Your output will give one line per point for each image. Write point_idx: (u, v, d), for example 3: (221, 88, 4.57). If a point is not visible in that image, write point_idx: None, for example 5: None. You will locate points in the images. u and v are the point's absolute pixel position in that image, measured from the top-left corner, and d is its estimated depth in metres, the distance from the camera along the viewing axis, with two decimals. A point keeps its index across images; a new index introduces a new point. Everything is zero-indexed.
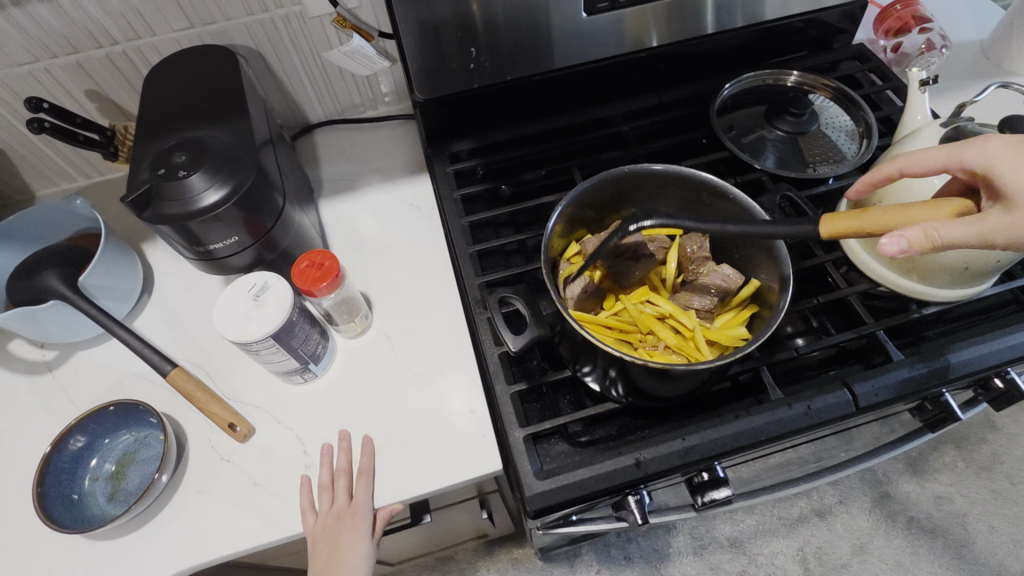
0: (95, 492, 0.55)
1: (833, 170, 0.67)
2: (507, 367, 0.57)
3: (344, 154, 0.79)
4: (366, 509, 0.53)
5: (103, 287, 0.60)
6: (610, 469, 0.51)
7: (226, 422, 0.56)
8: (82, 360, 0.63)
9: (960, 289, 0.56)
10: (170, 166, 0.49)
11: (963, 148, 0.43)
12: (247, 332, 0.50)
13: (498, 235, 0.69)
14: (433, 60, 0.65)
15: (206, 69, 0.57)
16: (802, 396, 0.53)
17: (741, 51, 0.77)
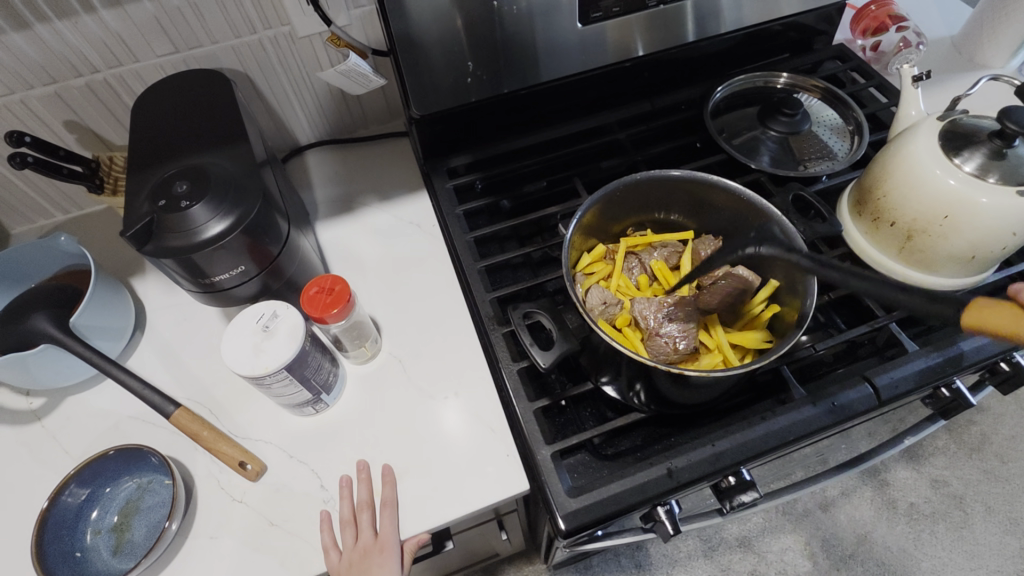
0: (98, 546, 0.51)
1: (829, 167, 0.68)
2: (527, 384, 0.56)
3: (337, 174, 0.77)
4: (393, 543, 0.50)
5: (95, 327, 0.57)
6: (644, 480, 0.50)
7: (237, 461, 0.53)
8: (73, 405, 0.60)
9: (966, 278, 0.57)
10: (171, 197, 0.47)
11: None
12: (260, 365, 0.48)
13: (503, 249, 0.68)
14: (430, 76, 0.64)
15: (198, 94, 0.55)
16: (824, 393, 0.53)
17: (728, 55, 0.78)
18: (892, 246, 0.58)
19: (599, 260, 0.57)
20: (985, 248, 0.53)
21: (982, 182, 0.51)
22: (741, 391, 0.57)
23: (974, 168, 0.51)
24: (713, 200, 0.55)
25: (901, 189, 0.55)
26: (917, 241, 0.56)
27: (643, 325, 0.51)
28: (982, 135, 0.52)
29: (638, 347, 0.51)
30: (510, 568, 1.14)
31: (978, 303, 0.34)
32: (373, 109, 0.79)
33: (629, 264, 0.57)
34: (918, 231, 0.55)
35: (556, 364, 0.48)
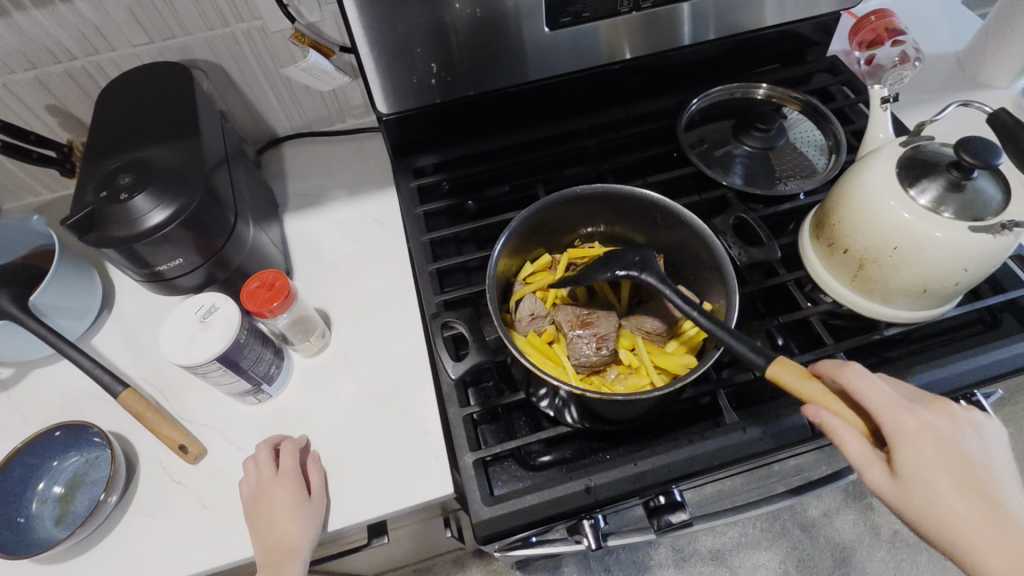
0: (43, 515, 0.55)
1: (800, 186, 0.65)
2: (461, 390, 0.56)
3: (312, 167, 0.78)
4: (287, 470, 0.52)
5: (56, 305, 0.59)
6: (561, 493, 0.50)
7: (177, 444, 0.55)
8: (38, 377, 0.63)
9: (920, 311, 0.55)
10: (114, 188, 0.49)
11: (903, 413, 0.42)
12: (193, 356, 0.50)
13: (460, 251, 0.68)
14: (394, 76, 0.64)
15: (157, 86, 0.57)
16: (756, 420, 0.53)
17: (712, 63, 0.76)
18: (847, 273, 0.56)
19: (542, 270, 0.57)
20: (937, 282, 0.51)
21: (936, 215, 0.49)
22: (677, 410, 0.56)
23: (929, 200, 0.49)
24: (659, 218, 0.53)
25: (854, 216, 0.53)
26: (869, 271, 0.54)
27: (570, 342, 0.51)
28: (942, 164, 0.49)
29: (565, 363, 0.51)
30: (478, 560, 1.15)
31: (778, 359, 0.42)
32: (351, 104, 0.80)
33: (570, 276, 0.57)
34: (869, 260, 0.53)
35: (467, 375, 0.48)
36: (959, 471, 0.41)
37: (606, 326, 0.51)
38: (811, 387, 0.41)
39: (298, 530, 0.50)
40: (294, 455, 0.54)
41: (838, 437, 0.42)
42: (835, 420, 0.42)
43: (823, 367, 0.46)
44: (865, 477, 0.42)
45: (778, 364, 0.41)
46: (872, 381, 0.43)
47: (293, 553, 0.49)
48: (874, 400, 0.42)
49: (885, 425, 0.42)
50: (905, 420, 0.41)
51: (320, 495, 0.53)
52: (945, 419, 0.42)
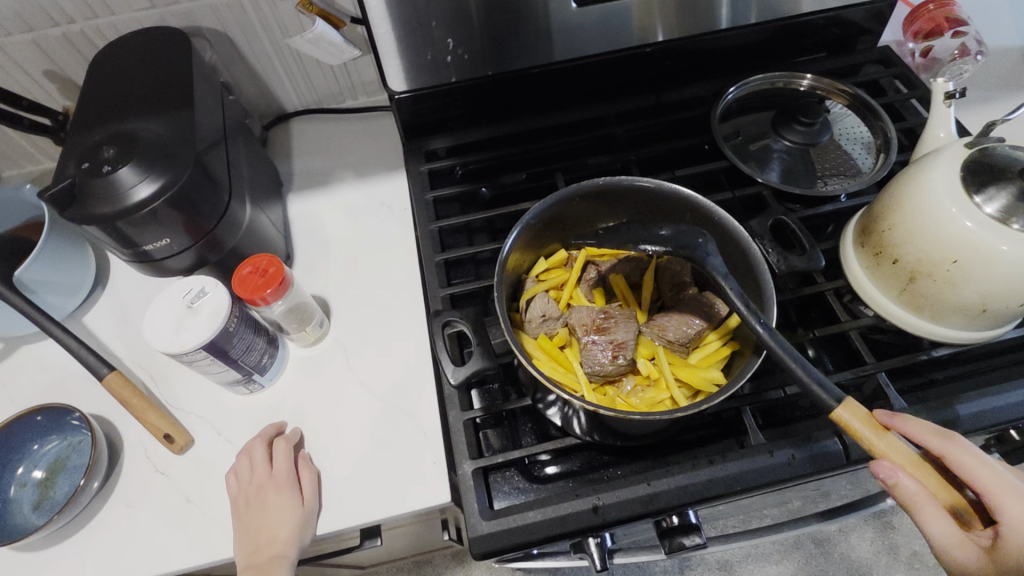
0: (21, 499, 0.52)
1: (844, 187, 0.60)
2: (464, 392, 0.52)
3: (320, 146, 0.74)
4: (279, 473, 0.49)
5: (44, 281, 0.56)
6: (566, 512, 0.46)
7: (162, 433, 0.53)
8: (26, 354, 0.60)
9: (975, 331, 0.49)
10: (96, 160, 0.46)
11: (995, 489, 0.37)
12: (177, 343, 0.47)
13: (471, 242, 0.64)
14: (407, 50, 0.59)
15: (153, 54, 0.53)
16: (784, 442, 0.48)
17: (753, 50, 0.70)
18: (893, 286, 0.51)
19: (556, 267, 0.53)
20: (1000, 301, 0.46)
21: (1005, 227, 0.43)
22: (696, 426, 0.52)
23: (996, 210, 0.43)
24: (689, 217, 0.48)
25: (908, 224, 0.48)
26: (920, 285, 0.49)
27: (583, 348, 0.47)
28: (1014, 170, 0.43)
29: (576, 370, 0.47)
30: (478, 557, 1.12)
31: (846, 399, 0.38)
32: (363, 81, 0.75)
33: (587, 275, 0.53)
34: (922, 273, 0.48)
35: (466, 382, 0.44)
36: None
37: (624, 334, 0.47)
38: (881, 438, 0.37)
39: (285, 535, 0.48)
40: (287, 455, 0.51)
41: (921, 508, 0.37)
42: (915, 486, 0.37)
43: (911, 427, 0.40)
44: (948, 559, 0.37)
45: (854, 407, 0.38)
46: (982, 460, 0.38)
47: (277, 560, 0.47)
48: (969, 473, 0.38)
49: (998, 512, 0.37)
50: (1006, 500, 0.37)
51: (310, 499, 0.50)
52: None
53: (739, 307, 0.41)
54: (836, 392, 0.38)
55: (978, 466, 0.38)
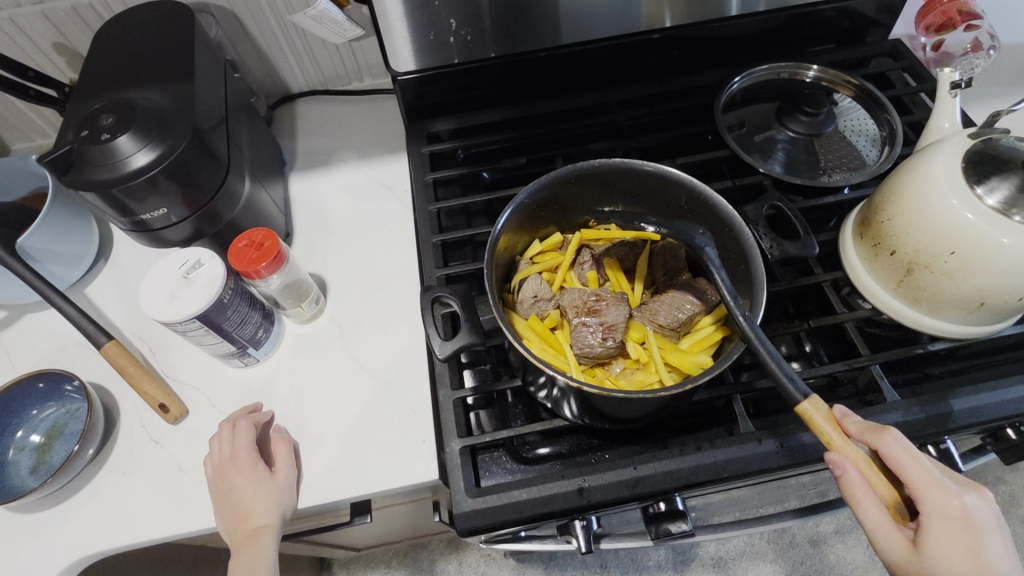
0: (19, 462, 0.53)
1: (847, 178, 0.59)
2: (455, 371, 0.52)
3: (323, 126, 0.75)
4: (244, 451, 0.49)
5: (47, 250, 0.57)
6: (552, 492, 0.46)
7: (157, 402, 0.53)
8: (29, 323, 0.61)
9: (973, 326, 0.49)
10: (96, 128, 0.47)
11: (935, 490, 0.37)
12: (171, 312, 0.48)
13: (469, 224, 0.63)
14: (408, 31, 0.59)
15: (159, 28, 0.54)
16: (774, 431, 0.48)
17: (761, 40, 0.70)
18: (891, 277, 0.50)
19: (551, 250, 0.53)
20: (997, 294, 0.45)
21: (1006, 219, 0.42)
22: (686, 413, 0.51)
23: (998, 201, 0.43)
24: (684, 202, 0.48)
25: (905, 215, 0.47)
26: (917, 277, 0.48)
27: (574, 329, 0.47)
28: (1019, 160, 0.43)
29: (567, 352, 0.47)
30: (472, 544, 1.12)
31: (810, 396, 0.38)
32: (368, 63, 0.76)
33: (581, 258, 0.53)
34: (919, 265, 0.47)
35: (453, 357, 0.45)
36: (985, 564, 0.37)
37: (614, 316, 0.47)
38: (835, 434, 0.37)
39: (265, 507, 0.47)
40: (253, 430, 0.51)
41: (859, 502, 0.37)
42: (861, 480, 0.37)
43: (849, 420, 0.40)
44: (880, 545, 0.38)
45: (815, 403, 0.38)
46: (912, 452, 0.38)
47: (262, 530, 0.47)
48: (914, 474, 0.37)
49: (923, 503, 0.37)
50: (942, 499, 0.37)
51: (285, 471, 0.50)
52: (982, 506, 0.38)
53: (725, 298, 0.40)
54: (802, 388, 0.38)
55: (923, 467, 0.37)
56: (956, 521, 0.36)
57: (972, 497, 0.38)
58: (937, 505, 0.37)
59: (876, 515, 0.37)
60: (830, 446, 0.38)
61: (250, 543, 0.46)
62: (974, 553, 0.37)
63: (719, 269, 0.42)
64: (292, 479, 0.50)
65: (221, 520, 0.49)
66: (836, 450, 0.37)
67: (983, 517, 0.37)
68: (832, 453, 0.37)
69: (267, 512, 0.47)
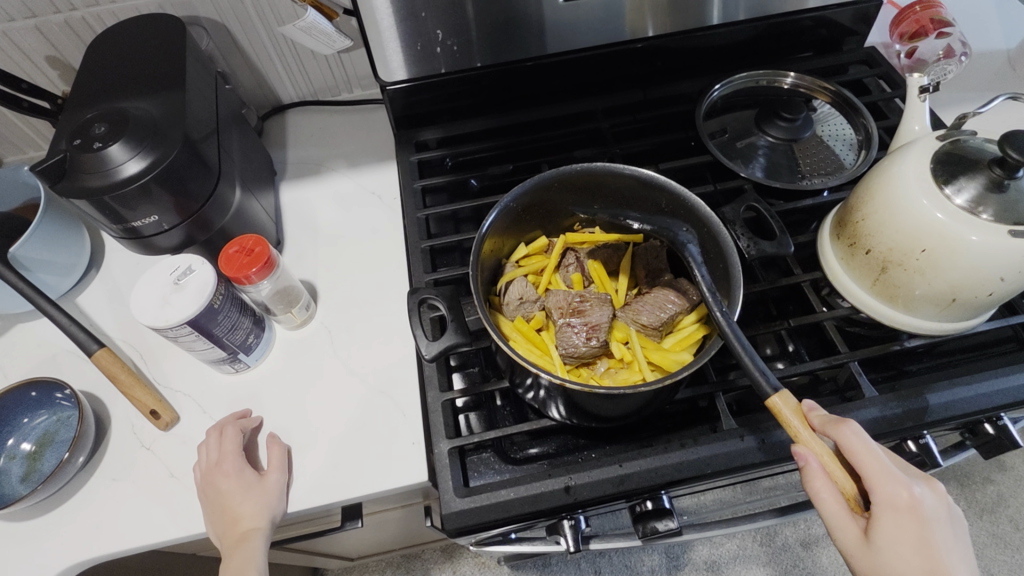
0: (10, 470, 0.54)
1: (825, 181, 0.60)
2: (443, 374, 0.53)
3: (313, 136, 0.76)
4: (229, 455, 0.50)
5: (39, 259, 0.57)
6: (539, 490, 0.47)
7: (148, 408, 0.54)
8: (20, 332, 0.62)
9: (946, 322, 0.50)
10: (88, 137, 0.48)
11: (889, 481, 0.38)
12: (162, 318, 0.48)
13: (457, 230, 0.64)
14: (396, 42, 0.61)
15: (152, 41, 0.56)
16: (756, 427, 0.49)
17: (740, 49, 0.72)
18: (867, 276, 0.52)
19: (537, 253, 0.55)
20: (968, 290, 0.46)
21: (973, 217, 0.44)
22: (670, 411, 0.52)
23: (966, 200, 0.44)
24: (664, 205, 0.50)
25: (878, 214, 0.49)
26: (892, 274, 0.49)
27: (559, 330, 0.48)
28: (984, 161, 0.44)
29: (552, 352, 0.48)
30: (467, 551, 1.12)
31: (780, 391, 0.39)
32: (358, 74, 0.77)
33: (566, 261, 0.55)
34: (893, 262, 0.49)
35: (440, 357, 0.46)
36: (931, 553, 0.38)
37: (598, 316, 0.48)
38: (799, 426, 0.38)
39: (254, 510, 0.48)
40: (239, 435, 0.52)
41: (817, 492, 0.38)
42: (821, 470, 0.38)
43: (816, 413, 0.41)
44: (835, 533, 0.40)
45: (784, 398, 0.39)
46: (869, 444, 0.39)
47: (252, 533, 0.47)
48: (871, 467, 0.38)
49: (875, 495, 0.38)
50: (895, 491, 0.38)
51: (274, 475, 0.50)
52: (934, 498, 0.39)
53: (705, 294, 0.42)
54: (774, 382, 0.39)
55: (879, 460, 0.39)
56: (906, 511, 0.38)
57: (925, 489, 0.39)
58: (889, 495, 0.38)
59: (833, 505, 0.38)
60: (794, 438, 0.39)
61: (239, 547, 0.47)
62: (921, 542, 0.38)
63: (700, 266, 0.44)
64: (282, 482, 0.50)
65: (211, 525, 0.49)
66: (800, 442, 0.39)
67: (934, 507, 0.39)
68: (797, 444, 0.39)
69: (256, 516, 0.48)
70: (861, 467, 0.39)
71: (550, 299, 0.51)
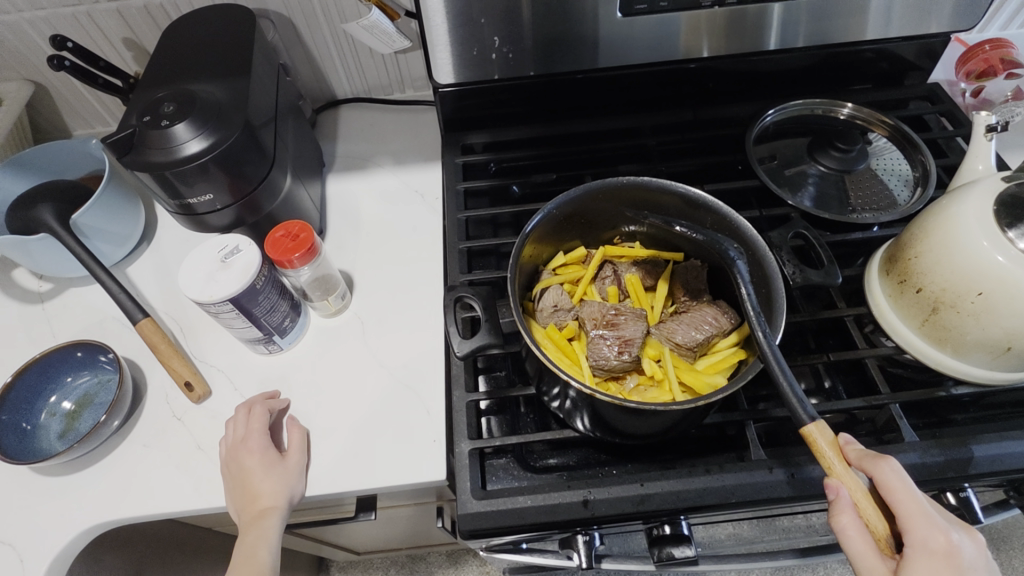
0: (48, 427, 0.56)
1: (876, 216, 0.59)
2: (470, 375, 0.53)
3: (364, 132, 0.78)
4: (255, 431, 0.51)
5: (96, 228, 0.60)
6: (556, 501, 0.47)
7: (183, 380, 0.55)
8: (72, 295, 0.64)
9: (997, 372, 0.48)
10: (156, 115, 0.50)
11: (923, 521, 0.37)
12: (206, 293, 0.50)
13: (496, 234, 0.65)
14: (451, 46, 0.62)
15: (223, 30, 0.58)
16: (786, 461, 0.47)
17: (797, 76, 0.70)
18: (915, 316, 0.50)
19: (574, 263, 0.54)
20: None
21: None
22: (696, 436, 0.51)
23: None
24: (709, 222, 0.49)
25: (934, 252, 0.47)
26: (943, 316, 0.48)
27: (591, 342, 0.47)
28: None
29: (583, 363, 0.48)
30: (473, 559, 1.12)
31: (816, 422, 0.38)
32: (412, 76, 0.79)
33: (603, 273, 0.54)
34: (945, 304, 0.47)
35: (471, 355, 0.46)
36: None
37: (632, 331, 0.47)
38: (834, 458, 0.37)
39: (273, 489, 0.48)
40: (267, 415, 0.53)
41: (846, 530, 0.37)
42: (854, 505, 0.37)
43: (851, 447, 0.40)
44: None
45: (820, 427, 0.38)
46: (907, 483, 0.38)
47: (269, 511, 0.48)
48: (907, 507, 0.37)
49: (908, 536, 0.37)
50: (931, 534, 0.36)
51: (295, 455, 0.51)
52: (972, 548, 0.37)
53: (748, 314, 0.41)
54: (811, 411, 0.38)
55: (914, 500, 0.37)
56: (943, 556, 0.36)
57: (961, 536, 0.37)
58: (924, 535, 0.36)
59: (864, 544, 0.37)
60: (828, 471, 0.37)
61: (257, 524, 0.47)
62: None
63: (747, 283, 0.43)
64: (302, 463, 0.51)
65: (228, 497, 0.50)
66: (834, 475, 0.37)
67: (970, 554, 0.37)
68: (830, 476, 0.38)
69: (273, 494, 0.48)
70: (897, 506, 0.37)
71: (586, 310, 0.51)
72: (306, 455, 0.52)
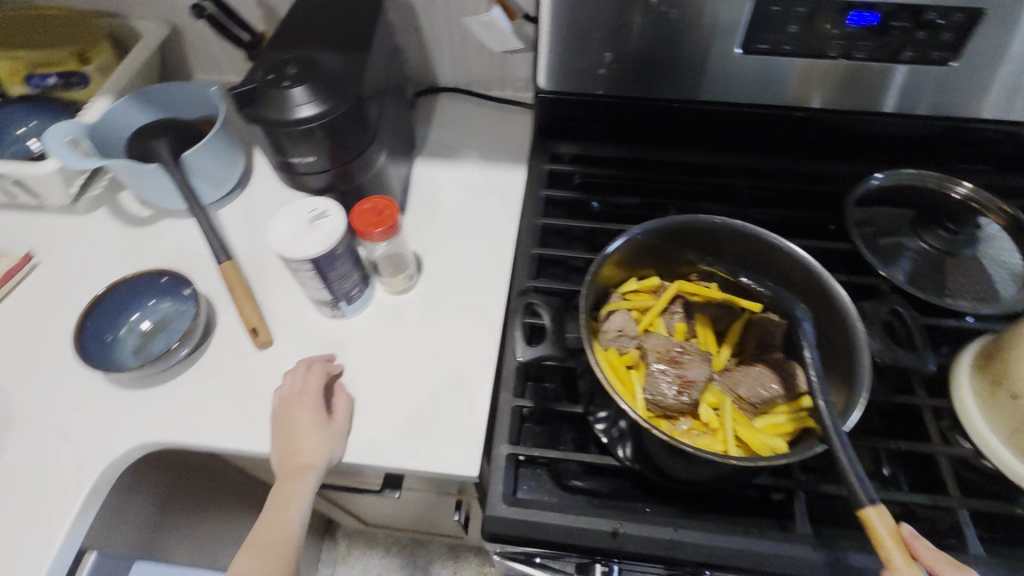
0: (124, 342, 0.59)
1: (977, 307, 0.55)
2: (520, 380, 0.53)
3: (458, 121, 0.79)
4: (309, 387, 0.53)
5: (201, 168, 0.64)
6: (585, 525, 0.46)
7: (250, 325, 0.58)
8: (164, 225, 0.68)
9: None
10: (280, 75, 0.53)
11: None
12: (291, 250, 0.52)
13: (568, 246, 0.65)
14: (563, 54, 0.62)
15: (351, 5, 0.60)
16: (832, 542, 0.45)
17: (914, 143, 0.67)
18: (1005, 421, 0.46)
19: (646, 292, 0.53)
20: None
21: None
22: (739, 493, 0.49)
23: None
24: (794, 283, 0.48)
25: None
26: None
27: (650, 375, 0.46)
28: None
29: (637, 396, 0.47)
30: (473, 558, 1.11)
31: (878, 508, 0.36)
32: (514, 76, 0.80)
33: (673, 308, 0.53)
34: None
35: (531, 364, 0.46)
36: None
37: (694, 372, 0.46)
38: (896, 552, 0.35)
39: (316, 448, 0.50)
40: (324, 375, 0.55)
41: None
42: None
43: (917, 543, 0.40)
44: None
45: (881, 513, 0.36)
46: None
47: (308, 467, 0.49)
48: None
49: None
50: None
51: (342, 420, 0.53)
52: None
53: (815, 384, 0.40)
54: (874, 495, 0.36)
55: None
56: None
57: None
58: None
59: None
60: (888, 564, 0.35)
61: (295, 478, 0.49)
62: None
63: (815, 362, 0.42)
64: (346, 429, 0.53)
65: (273, 442, 0.52)
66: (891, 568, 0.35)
67: None
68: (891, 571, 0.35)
69: (315, 452, 0.50)
70: None
71: (650, 342, 0.49)
72: (351, 421, 0.54)
